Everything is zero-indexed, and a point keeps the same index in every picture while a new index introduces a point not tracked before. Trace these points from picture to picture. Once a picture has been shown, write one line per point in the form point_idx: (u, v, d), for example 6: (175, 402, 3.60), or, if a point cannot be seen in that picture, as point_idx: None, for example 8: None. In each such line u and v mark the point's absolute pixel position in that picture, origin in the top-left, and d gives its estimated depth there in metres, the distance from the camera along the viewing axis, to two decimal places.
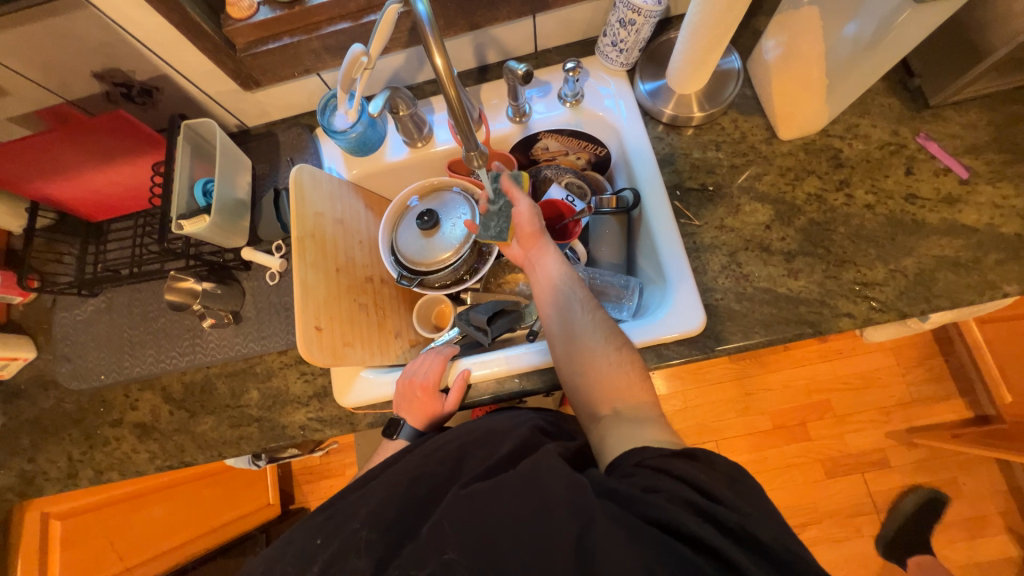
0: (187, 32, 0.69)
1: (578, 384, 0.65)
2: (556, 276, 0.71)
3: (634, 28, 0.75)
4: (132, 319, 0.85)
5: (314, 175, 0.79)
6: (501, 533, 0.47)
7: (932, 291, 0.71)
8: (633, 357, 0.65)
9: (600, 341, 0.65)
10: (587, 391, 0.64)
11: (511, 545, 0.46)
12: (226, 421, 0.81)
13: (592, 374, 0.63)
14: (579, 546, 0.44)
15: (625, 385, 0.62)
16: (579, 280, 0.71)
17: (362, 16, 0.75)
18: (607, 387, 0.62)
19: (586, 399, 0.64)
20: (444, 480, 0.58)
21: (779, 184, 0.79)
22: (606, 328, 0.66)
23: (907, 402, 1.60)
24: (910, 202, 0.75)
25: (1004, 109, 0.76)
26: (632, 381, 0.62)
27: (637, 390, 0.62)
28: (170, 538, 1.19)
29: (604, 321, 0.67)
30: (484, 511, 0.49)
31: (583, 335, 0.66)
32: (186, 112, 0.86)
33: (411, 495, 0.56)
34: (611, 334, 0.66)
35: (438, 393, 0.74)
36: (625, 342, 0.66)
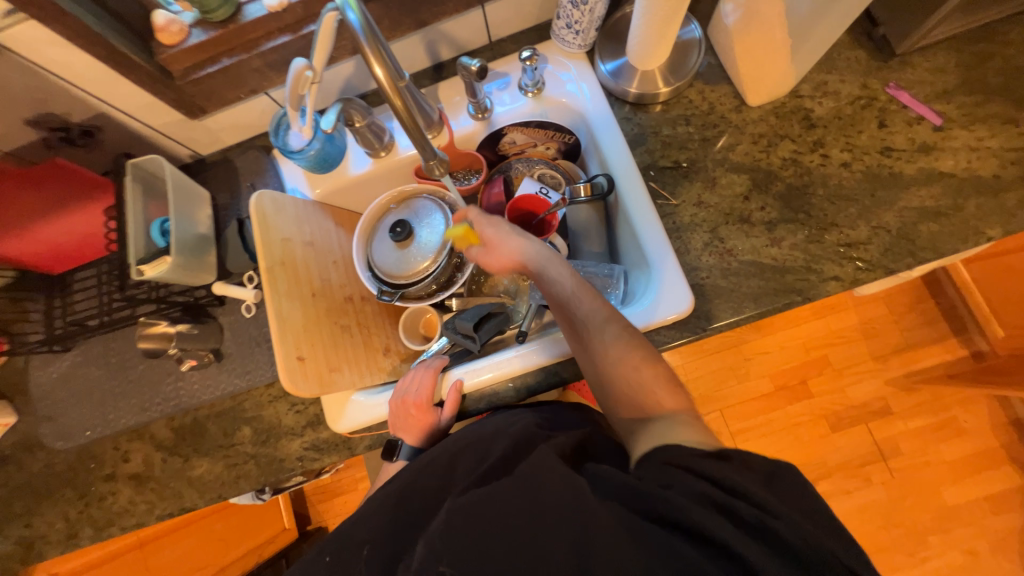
0: (115, 66, 0.65)
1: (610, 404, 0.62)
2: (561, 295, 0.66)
3: (587, 8, 0.72)
4: (110, 370, 0.83)
5: (276, 200, 0.76)
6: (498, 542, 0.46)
7: (916, 244, 0.70)
8: (658, 364, 0.60)
9: (618, 356, 0.60)
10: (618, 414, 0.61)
11: (506, 551, 0.45)
12: (221, 462, 0.79)
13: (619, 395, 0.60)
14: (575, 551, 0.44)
15: (652, 401, 0.58)
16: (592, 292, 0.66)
17: (301, 27, 0.71)
18: (631, 407, 0.59)
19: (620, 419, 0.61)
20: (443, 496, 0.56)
21: (753, 152, 0.77)
22: (624, 339, 0.61)
23: (903, 348, 1.61)
24: (886, 155, 0.74)
25: (971, 48, 0.75)
26: (658, 397, 0.58)
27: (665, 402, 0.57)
28: None
29: (621, 332, 0.62)
30: (482, 514, 0.48)
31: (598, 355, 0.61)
32: (133, 148, 0.82)
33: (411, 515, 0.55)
34: (627, 338, 0.61)
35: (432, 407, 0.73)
36: (645, 349, 0.61)
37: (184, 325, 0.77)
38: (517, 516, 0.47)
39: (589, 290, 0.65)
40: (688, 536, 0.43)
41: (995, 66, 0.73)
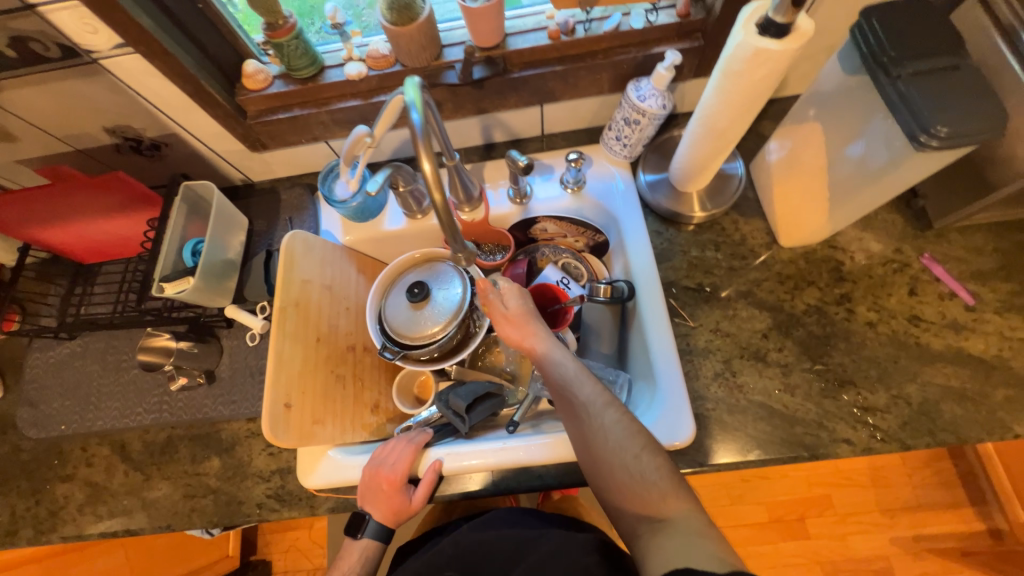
0: (198, 100, 0.71)
1: (606, 493, 0.60)
2: (564, 375, 0.68)
3: (638, 127, 0.77)
4: (103, 368, 0.83)
5: (308, 242, 0.78)
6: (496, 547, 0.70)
7: (937, 424, 0.67)
8: (663, 457, 0.59)
9: (620, 441, 0.60)
10: (617, 505, 0.59)
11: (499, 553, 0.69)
12: (180, 490, 0.76)
13: (618, 488, 0.59)
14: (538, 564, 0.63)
15: (657, 498, 0.56)
16: (589, 372, 0.67)
17: (372, 95, 0.76)
18: (636, 504, 0.57)
19: (620, 517, 0.59)
20: None
21: (778, 292, 0.77)
22: (627, 424, 0.62)
23: (913, 507, 1.48)
24: (913, 324, 0.72)
25: (1009, 237, 0.75)
26: (664, 493, 0.56)
27: (671, 499, 0.55)
28: None
29: (621, 418, 0.62)
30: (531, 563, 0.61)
31: (599, 441, 0.61)
32: (192, 165, 0.87)
33: None
34: (632, 434, 0.61)
35: (405, 487, 0.70)
36: (650, 441, 0.60)
37: (187, 343, 0.77)
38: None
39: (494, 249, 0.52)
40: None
41: None
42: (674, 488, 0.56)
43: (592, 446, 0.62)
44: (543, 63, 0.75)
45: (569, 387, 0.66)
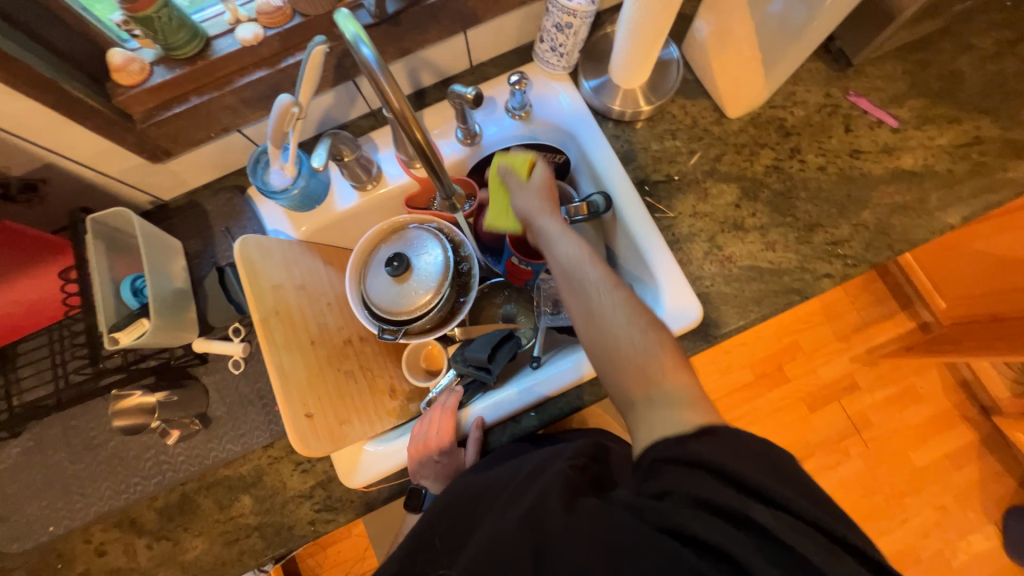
0: (67, 113, 0.58)
1: (604, 365, 0.58)
2: (569, 261, 0.64)
3: (571, 31, 0.74)
4: (74, 452, 0.72)
5: (262, 244, 0.70)
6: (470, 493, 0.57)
7: (892, 237, 0.76)
8: (664, 334, 0.58)
9: (618, 319, 0.58)
10: (616, 380, 0.57)
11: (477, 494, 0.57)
12: (219, 539, 0.71)
13: (617, 361, 0.57)
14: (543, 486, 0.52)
15: (656, 368, 0.55)
16: (594, 257, 0.64)
17: (279, 61, 0.66)
18: (635, 375, 0.56)
19: (616, 387, 0.58)
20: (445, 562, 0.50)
21: (738, 162, 0.81)
22: (630, 304, 0.59)
23: (861, 327, 1.73)
24: (855, 158, 0.79)
25: (912, 57, 0.82)
26: (664, 365, 0.55)
27: (671, 367, 0.55)
28: None
29: (627, 300, 0.60)
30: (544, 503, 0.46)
31: (604, 319, 0.59)
32: (85, 199, 0.73)
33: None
34: (634, 314, 0.59)
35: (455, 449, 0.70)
36: (652, 320, 0.59)
37: (165, 393, 0.68)
38: (589, 529, 0.43)
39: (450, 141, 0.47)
40: (701, 555, 0.40)
41: (934, 72, 0.82)
42: (672, 360, 0.56)
43: (595, 321, 0.59)
44: None
45: (575, 267, 0.63)
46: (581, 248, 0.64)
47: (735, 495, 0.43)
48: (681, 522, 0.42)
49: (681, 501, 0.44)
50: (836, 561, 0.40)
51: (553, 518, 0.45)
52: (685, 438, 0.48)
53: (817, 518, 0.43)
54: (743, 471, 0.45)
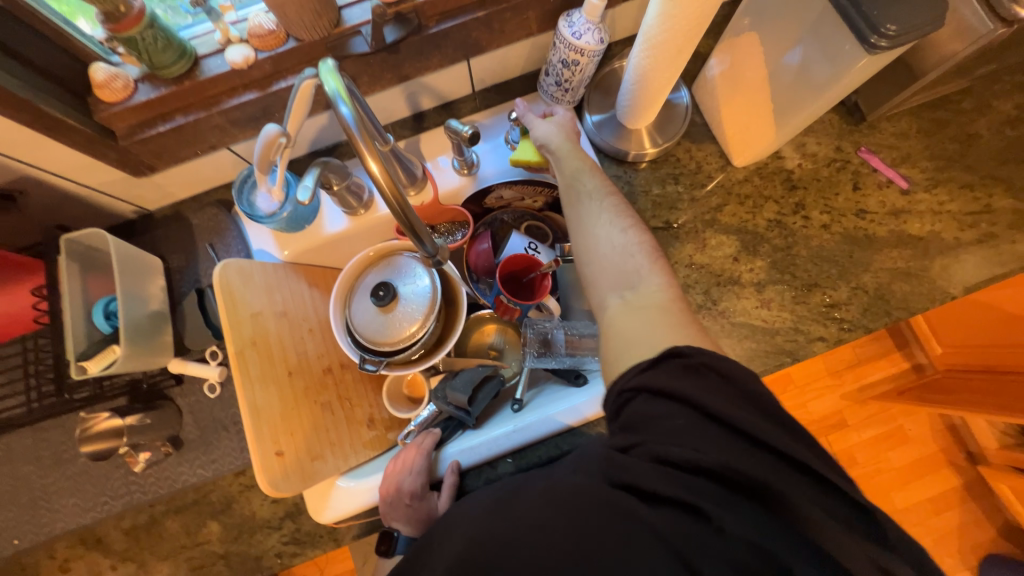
0: (44, 130, 0.56)
1: (588, 286, 0.61)
2: (570, 172, 0.67)
3: (578, 68, 0.71)
4: (40, 467, 0.71)
5: (243, 270, 0.67)
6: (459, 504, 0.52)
7: (891, 304, 0.74)
8: (647, 236, 0.61)
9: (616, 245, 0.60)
10: (595, 275, 0.60)
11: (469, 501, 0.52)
12: (185, 564, 0.70)
13: (600, 261, 0.60)
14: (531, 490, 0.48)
15: (634, 267, 0.59)
16: (596, 168, 0.68)
17: (271, 83, 0.64)
18: (613, 275, 0.59)
19: (593, 284, 0.61)
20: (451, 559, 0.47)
21: (740, 214, 0.78)
22: (618, 211, 0.63)
23: (855, 364, 1.70)
24: (861, 218, 0.77)
25: (928, 115, 0.80)
26: (641, 264, 0.59)
27: (651, 271, 0.58)
28: None
29: (614, 205, 0.64)
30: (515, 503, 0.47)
31: (591, 223, 0.62)
32: (64, 208, 0.70)
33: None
34: (620, 216, 0.62)
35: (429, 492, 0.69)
36: (636, 221, 0.62)
37: (135, 416, 0.67)
38: (556, 507, 0.45)
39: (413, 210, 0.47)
40: (660, 504, 0.42)
41: (951, 134, 0.79)
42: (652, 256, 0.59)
43: (586, 253, 0.62)
44: (461, 11, 0.66)
45: (575, 177, 0.66)
46: (585, 159, 0.68)
47: (692, 430, 0.45)
48: (643, 479, 0.43)
49: (643, 458, 0.44)
50: (785, 484, 0.43)
51: (524, 512, 0.46)
52: (649, 372, 0.49)
53: (772, 442, 0.44)
54: (709, 406, 0.45)
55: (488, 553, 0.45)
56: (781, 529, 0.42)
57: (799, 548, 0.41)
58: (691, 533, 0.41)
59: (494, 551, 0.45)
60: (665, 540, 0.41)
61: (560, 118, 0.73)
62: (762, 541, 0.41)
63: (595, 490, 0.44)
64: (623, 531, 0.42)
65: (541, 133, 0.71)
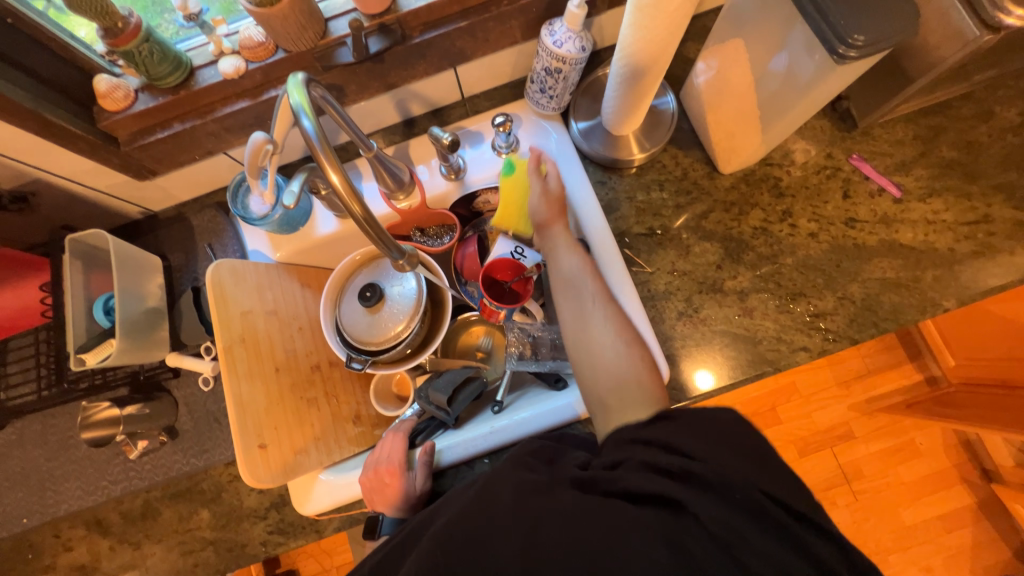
0: (50, 137, 0.60)
1: (583, 384, 0.63)
2: (568, 270, 0.69)
3: (561, 75, 0.72)
4: (48, 451, 0.75)
5: (236, 270, 0.71)
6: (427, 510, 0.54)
7: (879, 315, 0.73)
8: (644, 353, 0.63)
9: (614, 354, 0.62)
10: (591, 378, 0.62)
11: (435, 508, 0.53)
12: (176, 548, 0.74)
13: (594, 364, 0.62)
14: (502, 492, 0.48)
15: (629, 377, 0.60)
16: (592, 267, 0.69)
17: (261, 92, 0.67)
18: (610, 380, 0.60)
19: (589, 392, 0.62)
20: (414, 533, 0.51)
21: (725, 221, 0.78)
22: (619, 322, 0.64)
23: (863, 375, 1.65)
24: (850, 227, 0.76)
25: (926, 121, 0.78)
26: (637, 375, 0.60)
27: (646, 383, 0.59)
28: None
29: (618, 321, 0.65)
30: (488, 493, 0.48)
31: (591, 325, 0.64)
32: (74, 210, 0.75)
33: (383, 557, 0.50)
34: (623, 332, 0.64)
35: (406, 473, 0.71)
36: (632, 334, 0.64)
37: (135, 406, 0.71)
38: (540, 504, 0.45)
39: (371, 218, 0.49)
40: (641, 502, 0.43)
41: (948, 141, 0.77)
42: (648, 373, 0.61)
43: (582, 340, 0.64)
44: (445, 21, 0.68)
45: (572, 276, 0.68)
46: (581, 257, 0.70)
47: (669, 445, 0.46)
48: (626, 480, 0.44)
49: (627, 465, 0.46)
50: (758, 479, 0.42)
51: (503, 513, 0.44)
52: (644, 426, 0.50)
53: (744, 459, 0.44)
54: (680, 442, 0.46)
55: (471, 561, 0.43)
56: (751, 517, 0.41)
57: (771, 540, 0.40)
58: (669, 526, 0.40)
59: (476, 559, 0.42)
60: (653, 533, 0.40)
61: (552, 186, 0.74)
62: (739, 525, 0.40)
63: (575, 495, 0.44)
64: (607, 529, 0.41)
65: (535, 208, 0.73)
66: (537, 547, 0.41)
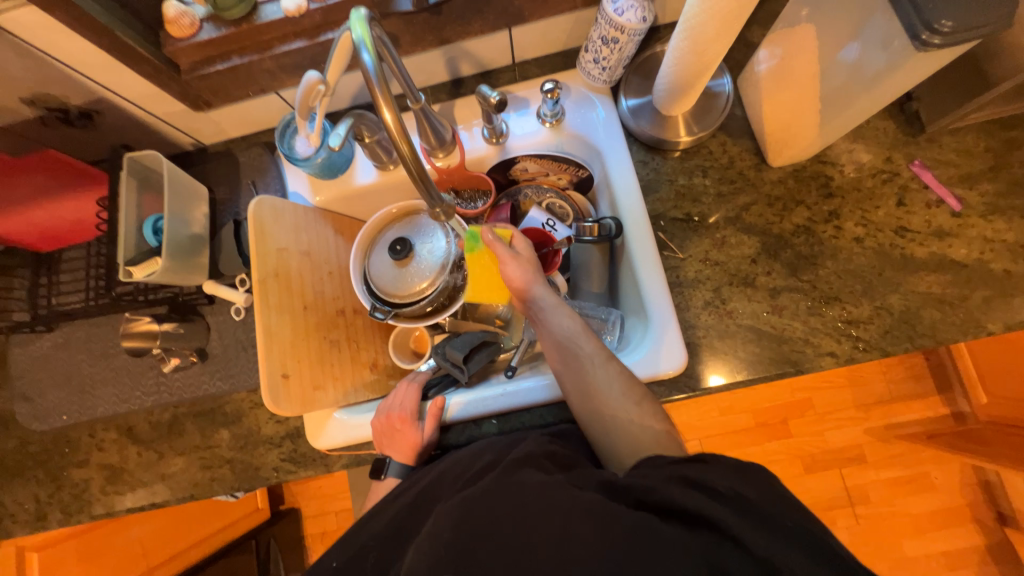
0: (119, 56, 0.62)
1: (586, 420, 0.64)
2: (566, 334, 0.68)
3: (617, 46, 0.70)
4: (90, 357, 0.81)
5: (275, 207, 0.73)
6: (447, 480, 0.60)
7: (916, 329, 0.70)
8: (657, 407, 0.63)
9: (618, 395, 0.63)
10: (613, 441, 0.61)
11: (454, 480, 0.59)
12: (196, 462, 0.79)
13: (609, 422, 0.62)
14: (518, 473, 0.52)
15: (651, 437, 0.60)
16: (589, 329, 0.68)
17: (319, 33, 0.68)
18: (625, 442, 0.61)
19: (611, 448, 0.62)
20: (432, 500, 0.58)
21: (766, 215, 0.76)
22: (624, 379, 0.64)
23: (886, 401, 1.60)
24: (900, 236, 0.72)
25: (1001, 134, 0.73)
26: (649, 424, 0.61)
27: (657, 428, 0.61)
28: (166, 547, 1.24)
29: (620, 373, 0.64)
30: (504, 475, 0.52)
31: (601, 395, 0.63)
32: (132, 133, 0.79)
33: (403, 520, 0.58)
34: (630, 387, 0.64)
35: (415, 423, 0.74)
36: (645, 391, 0.64)
37: (171, 324, 0.76)
38: (556, 496, 0.48)
39: (416, 163, 0.50)
40: (676, 521, 0.45)
41: (1023, 157, 0.72)
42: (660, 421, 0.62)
43: (594, 395, 0.63)
44: None
45: (573, 341, 0.67)
46: (576, 321, 0.69)
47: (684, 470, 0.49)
48: (666, 494, 0.46)
49: (661, 480, 0.48)
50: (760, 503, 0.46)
51: (536, 505, 0.47)
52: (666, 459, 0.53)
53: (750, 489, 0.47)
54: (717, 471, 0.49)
55: (501, 552, 0.44)
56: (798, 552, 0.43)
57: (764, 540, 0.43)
58: (660, 527, 0.43)
59: (506, 551, 0.44)
60: (649, 533, 0.43)
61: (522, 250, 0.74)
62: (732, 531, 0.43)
63: (608, 501, 0.46)
64: (642, 540, 0.42)
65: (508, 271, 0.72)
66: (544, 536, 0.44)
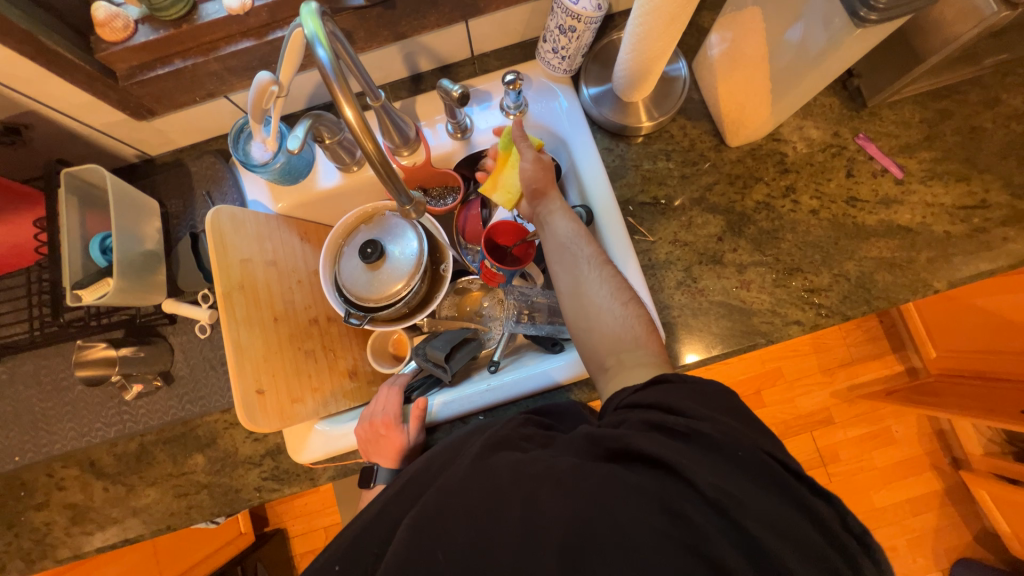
0: (47, 64, 0.58)
1: (580, 335, 0.64)
2: (566, 235, 0.68)
3: (575, 35, 0.70)
4: (41, 391, 0.75)
5: (236, 216, 0.69)
6: (426, 469, 0.57)
7: (872, 292, 0.74)
8: (643, 310, 0.63)
9: (609, 297, 0.63)
10: (591, 348, 0.63)
11: (434, 467, 0.57)
12: (170, 491, 0.75)
13: (596, 325, 0.62)
14: (489, 455, 0.49)
15: (630, 339, 0.60)
16: (589, 235, 0.68)
17: (267, 32, 0.65)
18: (611, 343, 0.61)
19: (590, 355, 0.63)
20: (409, 490, 0.55)
21: (729, 194, 0.78)
22: (615, 282, 0.64)
23: (848, 363, 1.69)
24: (851, 205, 0.77)
25: (933, 105, 0.78)
26: (639, 335, 0.60)
27: (644, 339, 0.60)
28: None
29: (612, 277, 0.64)
30: (475, 459, 0.49)
31: (591, 294, 0.63)
32: (68, 146, 0.73)
33: (381, 517, 0.54)
34: (619, 290, 0.63)
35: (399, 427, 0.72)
36: (634, 296, 0.63)
37: (129, 348, 0.71)
38: (529, 472, 0.45)
39: (383, 163, 0.50)
40: (639, 466, 0.43)
41: (954, 125, 0.77)
42: (648, 330, 0.61)
43: (583, 294, 0.63)
44: None
45: (571, 242, 0.67)
46: (576, 225, 0.69)
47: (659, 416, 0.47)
48: (630, 441, 0.44)
49: (634, 428, 0.46)
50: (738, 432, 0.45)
51: (507, 487, 0.44)
52: (642, 392, 0.51)
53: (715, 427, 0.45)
54: (685, 405, 0.47)
55: (471, 530, 0.43)
56: (749, 480, 0.42)
57: (727, 468, 0.42)
58: (628, 479, 0.42)
59: (477, 527, 0.43)
60: (626, 491, 0.41)
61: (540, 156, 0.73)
62: (700, 476, 0.41)
63: (585, 464, 0.44)
64: (608, 494, 0.41)
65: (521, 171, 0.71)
66: (513, 516, 0.42)
